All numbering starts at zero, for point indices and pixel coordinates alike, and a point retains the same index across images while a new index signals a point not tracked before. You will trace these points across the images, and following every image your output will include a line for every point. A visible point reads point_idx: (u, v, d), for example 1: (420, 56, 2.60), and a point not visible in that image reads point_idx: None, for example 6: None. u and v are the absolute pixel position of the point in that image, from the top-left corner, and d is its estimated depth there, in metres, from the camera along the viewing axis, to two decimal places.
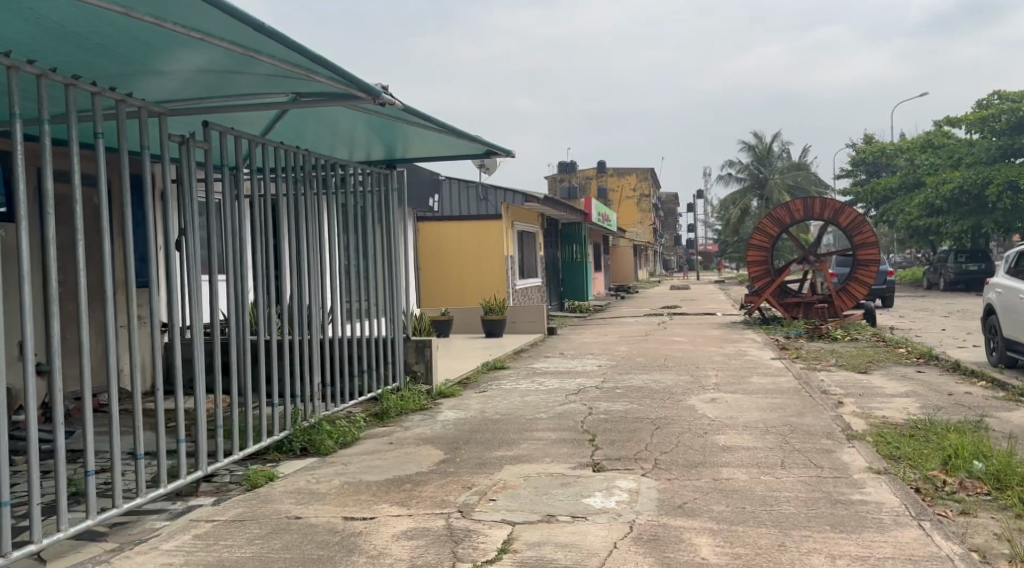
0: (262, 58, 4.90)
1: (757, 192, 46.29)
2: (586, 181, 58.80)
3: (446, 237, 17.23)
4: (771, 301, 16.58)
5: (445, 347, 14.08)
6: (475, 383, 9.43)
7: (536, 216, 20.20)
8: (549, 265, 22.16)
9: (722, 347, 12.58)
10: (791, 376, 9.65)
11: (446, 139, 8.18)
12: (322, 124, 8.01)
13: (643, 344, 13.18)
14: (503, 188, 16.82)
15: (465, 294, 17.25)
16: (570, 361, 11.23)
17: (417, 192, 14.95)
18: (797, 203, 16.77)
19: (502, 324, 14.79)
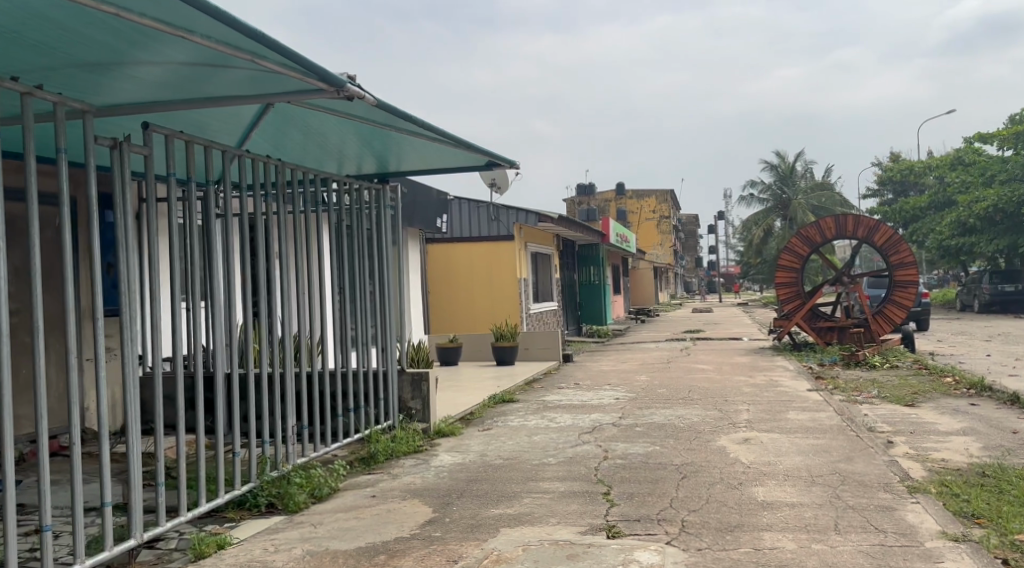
0: (197, 41, 3.96)
1: (781, 213, 45.20)
2: (605, 204, 57.92)
3: (456, 259, 16.43)
4: (802, 325, 15.56)
5: (454, 377, 13.21)
6: (478, 419, 8.52)
7: (551, 237, 19.37)
8: (565, 288, 21.29)
9: (751, 377, 11.61)
10: (832, 411, 8.66)
11: (445, 149, 7.36)
12: (307, 134, 7.21)
13: (666, 373, 12.23)
14: (515, 208, 15.98)
15: (476, 319, 16.41)
16: (586, 393, 10.30)
17: (424, 212, 14.14)
18: (829, 221, 15.80)
19: (514, 352, 13.90)
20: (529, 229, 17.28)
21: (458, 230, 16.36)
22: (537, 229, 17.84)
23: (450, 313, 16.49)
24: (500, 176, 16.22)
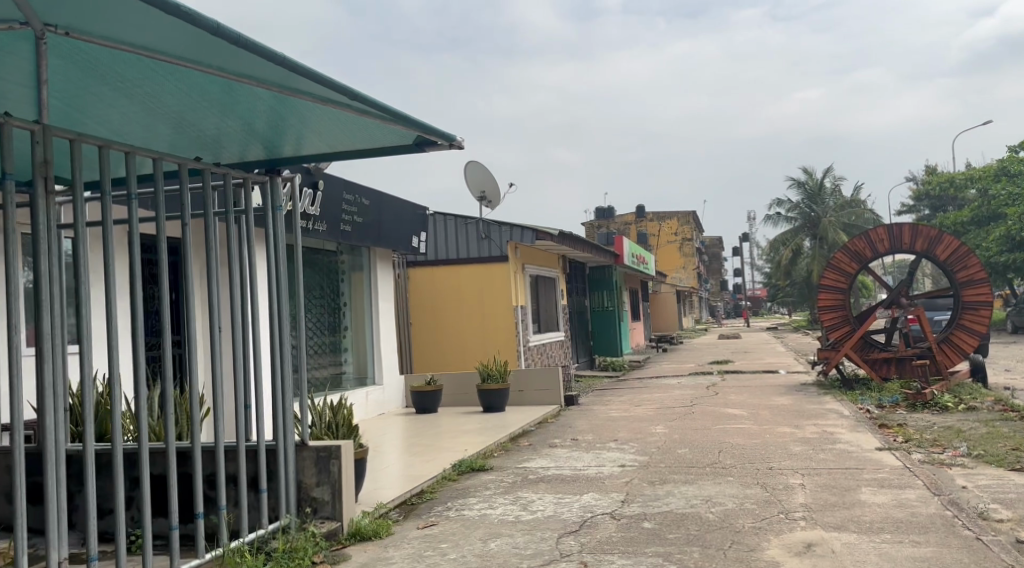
0: None
1: (810, 231, 42.50)
2: (625, 226, 55.43)
3: (439, 285, 14.20)
4: (852, 356, 13.04)
5: (430, 430, 10.84)
6: (425, 503, 6.18)
7: (554, 258, 17.02)
8: (573, 317, 18.84)
9: (797, 429, 9.11)
10: (922, 488, 6.18)
11: (352, 125, 5.07)
12: (155, 104, 4.89)
13: (688, 423, 9.76)
14: (508, 224, 13.72)
15: (463, 356, 14.07)
16: (582, 456, 7.87)
17: (399, 229, 11.90)
18: (880, 231, 13.29)
19: (504, 395, 11.53)
20: (527, 248, 14.96)
21: (444, 250, 14.15)
22: (536, 249, 15.54)
23: (434, 347, 14.20)
24: (489, 187, 14.00)
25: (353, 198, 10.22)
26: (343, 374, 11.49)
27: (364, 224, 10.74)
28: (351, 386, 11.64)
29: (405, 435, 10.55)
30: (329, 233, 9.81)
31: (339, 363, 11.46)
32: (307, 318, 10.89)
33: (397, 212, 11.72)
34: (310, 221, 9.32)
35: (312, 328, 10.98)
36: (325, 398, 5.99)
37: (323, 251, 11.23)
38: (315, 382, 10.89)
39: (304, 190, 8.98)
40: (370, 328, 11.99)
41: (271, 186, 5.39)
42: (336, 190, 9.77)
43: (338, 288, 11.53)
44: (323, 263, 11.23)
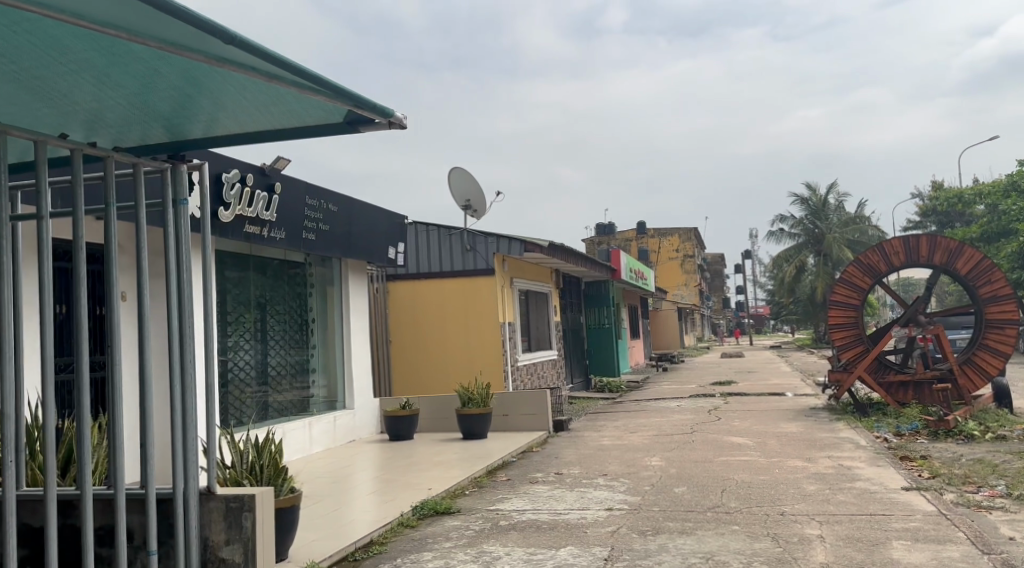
0: None
1: (814, 248, 41.52)
2: (627, 243, 54.46)
3: (421, 300, 13.22)
4: (866, 378, 12.02)
5: (404, 459, 9.82)
6: (371, 559, 5.18)
7: (546, 273, 16.04)
8: (567, 335, 17.83)
9: (810, 463, 8.09)
10: (964, 542, 5.18)
11: (271, 101, 4.08)
12: (19, 75, 3.83)
13: (688, 455, 8.74)
14: (494, 234, 12.79)
15: (446, 377, 13.06)
16: (565, 495, 6.86)
17: (374, 238, 10.96)
18: (895, 243, 12.31)
19: (487, 421, 10.51)
20: (516, 261, 14.01)
21: (427, 262, 13.21)
22: (526, 262, 14.59)
23: (414, 367, 13.20)
24: (475, 196, 13.06)
25: (318, 203, 9.28)
26: (311, 397, 10.51)
27: (332, 233, 9.80)
28: (321, 410, 10.65)
29: (374, 465, 9.52)
30: (289, 241, 8.87)
31: (307, 385, 10.48)
32: (270, 337, 9.94)
33: (372, 220, 10.78)
34: (267, 228, 8.38)
35: (275, 347, 10.03)
36: (247, 434, 5.01)
37: (288, 263, 10.28)
38: (278, 407, 9.93)
39: (258, 192, 8.05)
40: (341, 347, 11.01)
41: (170, 175, 4.36)
42: (298, 193, 8.86)
43: (305, 302, 10.57)
44: (288, 275, 10.28)
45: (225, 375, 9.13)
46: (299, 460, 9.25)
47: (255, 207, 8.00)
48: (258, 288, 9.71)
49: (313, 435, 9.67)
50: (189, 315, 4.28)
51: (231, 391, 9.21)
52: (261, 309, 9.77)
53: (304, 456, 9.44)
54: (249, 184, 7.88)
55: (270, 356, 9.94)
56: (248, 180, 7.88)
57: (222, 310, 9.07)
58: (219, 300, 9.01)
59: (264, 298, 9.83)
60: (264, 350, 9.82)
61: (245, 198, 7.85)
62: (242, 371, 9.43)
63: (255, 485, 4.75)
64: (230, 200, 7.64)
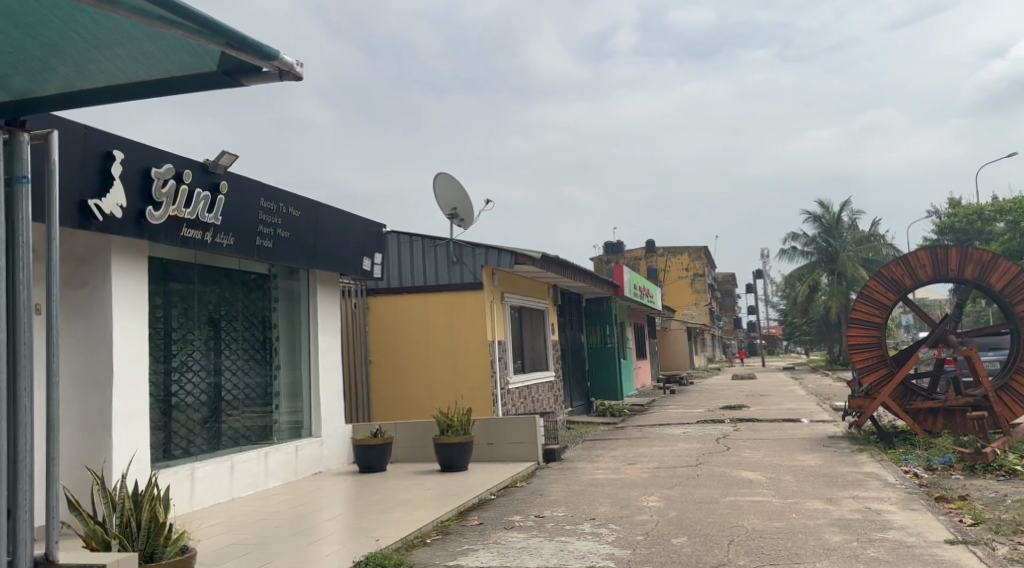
0: None
1: (827, 266, 40.28)
2: (636, 262, 53.33)
3: (404, 315, 12.19)
4: (890, 405, 10.87)
5: (372, 493, 8.74)
6: None
7: (542, 288, 14.98)
8: (566, 355, 16.72)
9: (832, 506, 6.97)
10: None
11: (118, 41, 3.07)
12: None
13: (690, 494, 7.63)
14: (483, 246, 11.79)
15: (430, 402, 11.99)
16: (542, 546, 5.77)
17: (347, 248, 9.92)
18: (922, 255, 11.20)
19: (467, 452, 9.41)
20: (508, 275, 12.97)
21: (411, 276, 12.21)
22: (520, 276, 13.55)
23: (395, 389, 12.15)
24: (463, 204, 12.06)
25: (276, 206, 8.28)
26: (273, 425, 9.44)
27: (295, 241, 8.78)
28: (284, 439, 9.58)
29: (339, 500, 8.45)
30: (238, 249, 7.86)
31: (269, 410, 9.43)
32: (225, 356, 8.93)
33: (344, 228, 9.75)
34: (210, 232, 7.38)
35: (231, 368, 9.01)
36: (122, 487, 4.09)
37: (248, 272, 9.26)
38: (233, 435, 8.88)
39: (199, 191, 7.06)
40: (308, 369, 9.96)
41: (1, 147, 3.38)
42: (251, 195, 7.87)
43: (267, 317, 9.54)
44: (248, 289, 9.28)
45: (169, 399, 8.10)
46: (253, 495, 8.19)
47: (194, 208, 7.01)
48: (211, 302, 8.72)
49: (270, 466, 8.61)
50: (25, 325, 3.26)
51: (177, 415, 8.18)
52: (214, 325, 8.78)
53: (259, 491, 8.37)
54: (187, 181, 6.90)
55: (225, 378, 8.91)
56: (186, 177, 6.89)
57: (166, 325, 8.07)
58: (163, 314, 8.03)
59: (219, 313, 8.84)
60: (218, 371, 8.80)
61: (181, 197, 6.86)
62: (191, 393, 8.42)
63: (124, 548, 3.73)
64: (161, 197, 6.65)
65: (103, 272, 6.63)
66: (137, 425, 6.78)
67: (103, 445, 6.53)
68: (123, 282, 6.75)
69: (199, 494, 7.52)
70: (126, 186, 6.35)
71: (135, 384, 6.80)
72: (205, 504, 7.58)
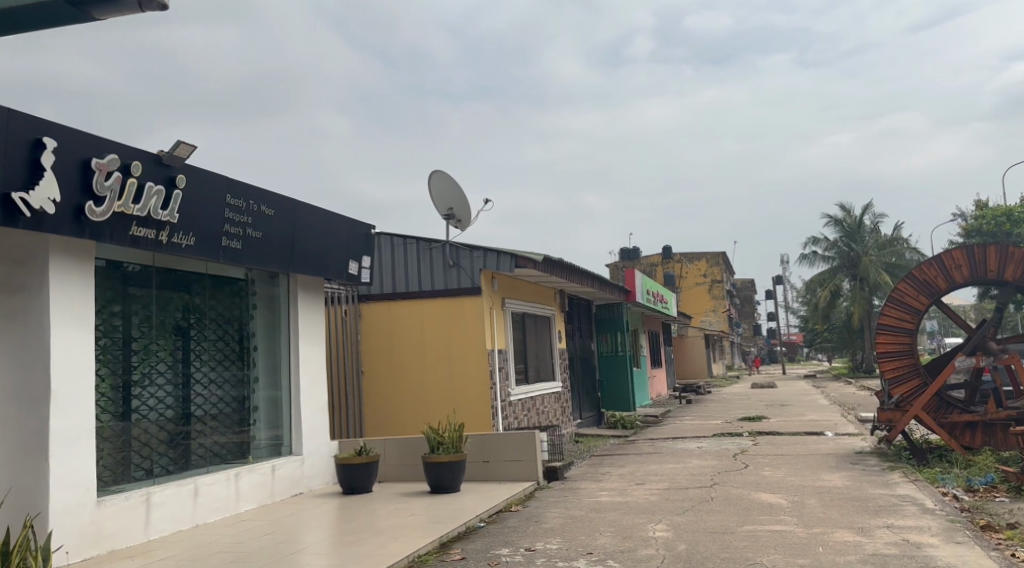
0: None
1: (849, 271, 39.13)
2: (653, 268, 52.37)
3: (397, 323, 11.44)
4: (924, 418, 9.96)
5: (354, 516, 7.98)
6: None
7: (548, 294, 14.19)
8: (574, 364, 15.88)
9: (864, 538, 6.12)
10: None
11: None
12: None
13: (702, 522, 6.80)
14: (481, 247, 11.04)
15: (428, 416, 11.21)
16: None
17: (331, 250, 9.18)
18: (957, 254, 10.33)
19: (460, 471, 8.62)
20: (509, 279, 12.18)
21: (405, 280, 11.46)
22: (523, 280, 12.76)
23: (389, 403, 11.38)
24: (459, 204, 11.32)
25: (244, 203, 7.55)
26: (250, 442, 8.70)
27: (268, 241, 8.04)
28: (262, 457, 8.83)
29: (319, 522, 7.71)
30: (200, 249, 7.12)
31: (244, 426, 8.69)
32: (194, 368, 8.20)
33: (326, 228, 9.01)
34: (165, 232, 6.67)
35: (201, 380, 8.28)
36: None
37: (219, 275, 8.54)
38: (204, 454, 8.14)
39: (150, 184, 6.37)
40: (289, 381, 9.20)
41: None
42: (215, 190, 7.14)
43: (243, 325, 8.82)
44: (221, 295, 8.56)
45: (127, 414, 7.37)
46: (220, 521, 7.43)
47: (144, 203, 6.31)
48: (178, 309, 8.00)
49: (241, 489, 7.87)
50: None
51: (138, 433, 7.46)
52: (182, 334, 8.06)
53: (228, 516, 7.62)
54: (135, 174, 6.20)
55: (195, 392, 8.18)
56: (133, 169, 6.20)
57: (125, 334, 7.36)
58: (122, 322, 7.32)
59: (187, 321, 8.11)
60: (187, 385, 8.08)
61: (128, 191, 6.16)
62: (155, 409, 7.70)
63: None
64: (103, 191, 5.96)
65: (39, 276, 5.98)
66: (80, 446, 6.07)
67: (40, 470, 5.83)
68: (63, 287, 6.08)
69: (156, 522, 6.78)
70: (59, 178, 5.66)
71: (77, 401, 6.09)
72: (163, 533, 6.84)
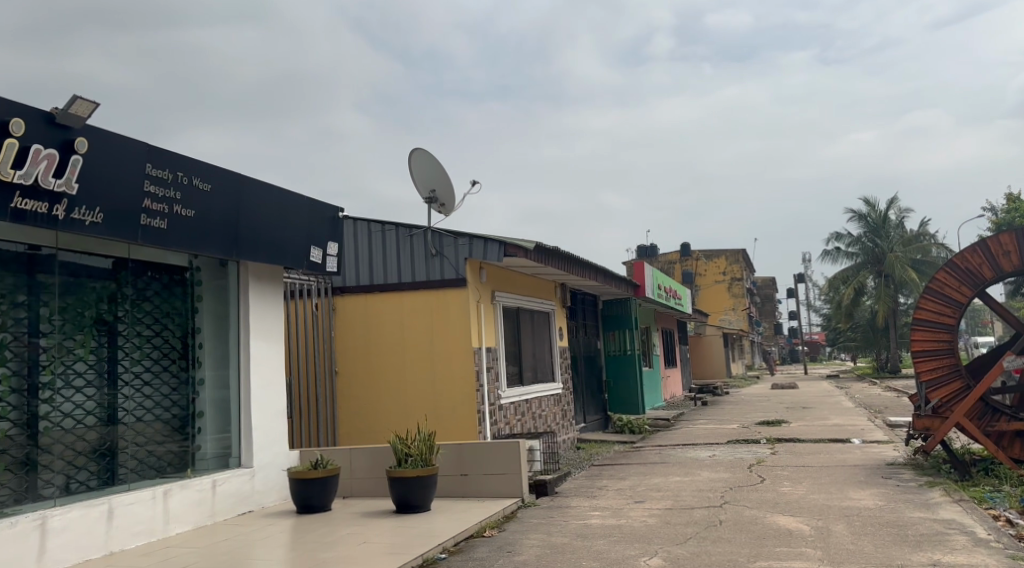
0: None
1: (875, 269, 37.42)
2: (670, 266, 51.01)
3: (373, 319, 10.34)
4: (967, 427, 8.69)
5: (303, 537, 6.88)
6: None
7: (547, 288, 13.02)
8: (577, 364, 14.70)
9: None
10: None
11: None
12: None
13: (704, 557, 5.61)
14: (467, 235, 9.92)
15: (407, 422, 10.11)
16: None
17: (290, 235, 8.07)
18: (1005, 239, 9.07)
19: (429, 488, 7.51)
20: (500, 271, 11.03)
21: (383, 272, 10.35)
22: (516, 272, 11.61)
23: (365, 407, 10.28)
24: (444, 185, 10.21)
25: (170, 174, 6.51)
26: (192, 453, 7.62)
27: (205, 220, 6.94)
28: (208, 470, 7.74)
29: (260, 545, 6.62)
30: (112, 228, 6.05)
31: (185, 435, 7.61)
32: (123, 369, 7.14)
33: (283, 209, 7.91)
34: (63, 206, 5.62)
35: (132, 383, 7.20)
36: None
37: (154, 262, 7.45)
38: (135, 467, 7.08)
39: (37, 147, 5.35)
40: (239, 384, 8.10)
41: None
42: (129, 157, 6.09)
43: (184, 320, 7.74)
44: (156, 284, 7.47)
45: (33, 422, 6.30)
46: (140, 548, 6.38)
47: (28, 169, 5.31)
48: (100, 299, 6.95)
49: (171, 509, 6.82)
50: None
51: (48, 444, 6.38)
52: (106, 329, 7.00)
53: (151, 542, 6.57)
54: (15, 133, 5.21)
55: (123, 396, 7.10)
56: (13, 127, 5.21)
57: (31, 329, 6.31)
58: (27, 315, 6.28)
59: (112, 313, 7.05)
60: (113, 387, 7.01)
61: (5, 153, 5.17)
62: (71, 416, 6.62)
63: None
64: None
65: None
66: None
67: None
68: None
69: (54, 551, 5.78)
70: None
71: None
72: (63, 564, 5.83)
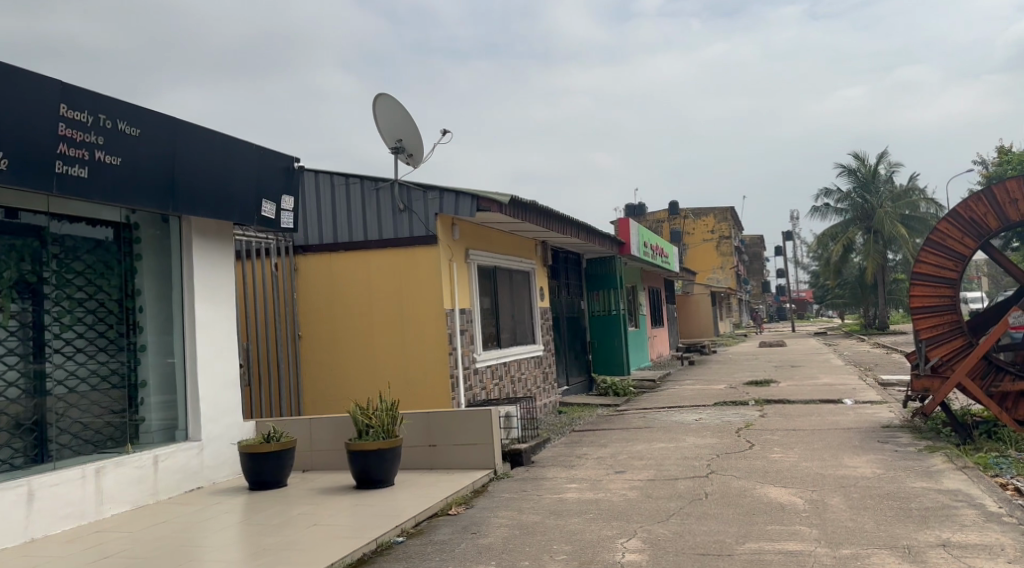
0: None
1: (864, 225, 36.82)
2: (658, 224, 50.38)
3: (338, 280, 9.68)
4: (969, 387, 8.16)
5: (252, 517, 6.30)
6: None
7: (526, 246, 12.35)
8: (559, 326, 14.08)
9: None
10: None
11: None
12: None
13: (688, 539, 5.04)
14: (436, 188, 9.20)
15: (376, 389, 9.51)
16: None
17: (238, 187, 7.36)
18: (1011, 186, 8.46)
19: (391, 462, 6.92)
20: (474, 227, 10.35)
21: (348, 229, 9.65)
22: (492, 229, 10.93)
23: (331, 374, 9.67)
24: (410, 134, 9.45)
25: (90, 116, 5.79)
26: (134, 425, 6.99)
27: (135, 169, 6.24)
28: (154, 444, 7.12)
29: (202, 527, 6.04)
30: (19, 176, 5.37)
31: (126, 406, 6.98)
32: (53, 334, 6.48)
33: (228, 157, 7.18)
34: None
35: (64, 349, 6.55)
36: None
37: (86, 218, 6.74)
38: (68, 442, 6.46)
39: None
40: (186, 351, 7.45)
41: None
42: (37, 95, 5.36)
43: (122, 281, 7.06)
44: (88, 242, 6.78)
45: None
46: (67, 533, 5.80)
47: None
48: (24, 259, 6.27)
49: (104, 488, 6.23)
50: None
51: None
52: (30, 291, 6.33)
53: (81, 525, 5.99)
54: None
55: (53, 364, 6.46)
56: None
57: None
58: None
59: (37, 275, 6.37)
60: (40, 355, 6.37)
61: None
62: None
63: None
64: None
65: None
66: None
67: None
68: None
69: None
70: None
71: None
72: None
